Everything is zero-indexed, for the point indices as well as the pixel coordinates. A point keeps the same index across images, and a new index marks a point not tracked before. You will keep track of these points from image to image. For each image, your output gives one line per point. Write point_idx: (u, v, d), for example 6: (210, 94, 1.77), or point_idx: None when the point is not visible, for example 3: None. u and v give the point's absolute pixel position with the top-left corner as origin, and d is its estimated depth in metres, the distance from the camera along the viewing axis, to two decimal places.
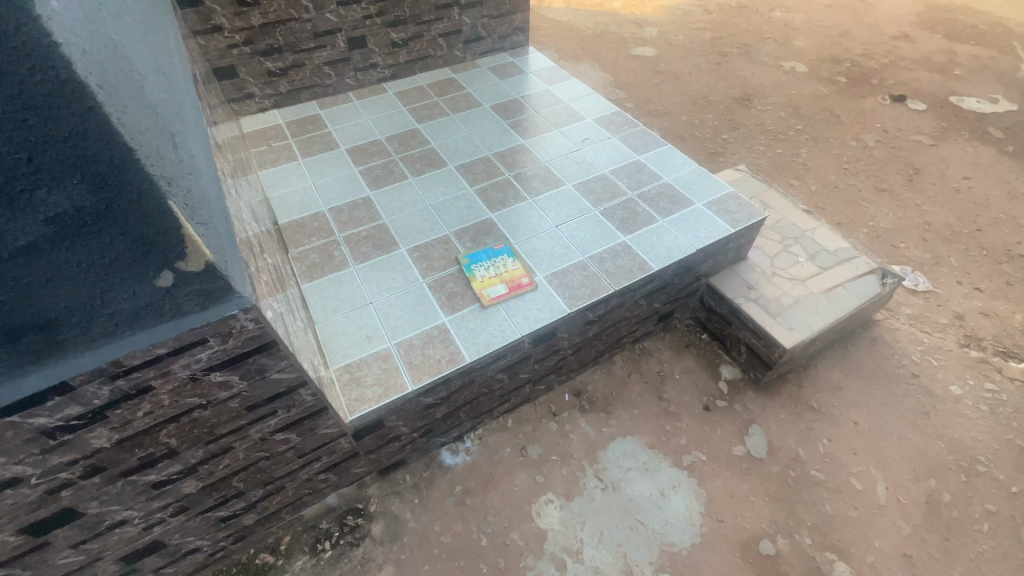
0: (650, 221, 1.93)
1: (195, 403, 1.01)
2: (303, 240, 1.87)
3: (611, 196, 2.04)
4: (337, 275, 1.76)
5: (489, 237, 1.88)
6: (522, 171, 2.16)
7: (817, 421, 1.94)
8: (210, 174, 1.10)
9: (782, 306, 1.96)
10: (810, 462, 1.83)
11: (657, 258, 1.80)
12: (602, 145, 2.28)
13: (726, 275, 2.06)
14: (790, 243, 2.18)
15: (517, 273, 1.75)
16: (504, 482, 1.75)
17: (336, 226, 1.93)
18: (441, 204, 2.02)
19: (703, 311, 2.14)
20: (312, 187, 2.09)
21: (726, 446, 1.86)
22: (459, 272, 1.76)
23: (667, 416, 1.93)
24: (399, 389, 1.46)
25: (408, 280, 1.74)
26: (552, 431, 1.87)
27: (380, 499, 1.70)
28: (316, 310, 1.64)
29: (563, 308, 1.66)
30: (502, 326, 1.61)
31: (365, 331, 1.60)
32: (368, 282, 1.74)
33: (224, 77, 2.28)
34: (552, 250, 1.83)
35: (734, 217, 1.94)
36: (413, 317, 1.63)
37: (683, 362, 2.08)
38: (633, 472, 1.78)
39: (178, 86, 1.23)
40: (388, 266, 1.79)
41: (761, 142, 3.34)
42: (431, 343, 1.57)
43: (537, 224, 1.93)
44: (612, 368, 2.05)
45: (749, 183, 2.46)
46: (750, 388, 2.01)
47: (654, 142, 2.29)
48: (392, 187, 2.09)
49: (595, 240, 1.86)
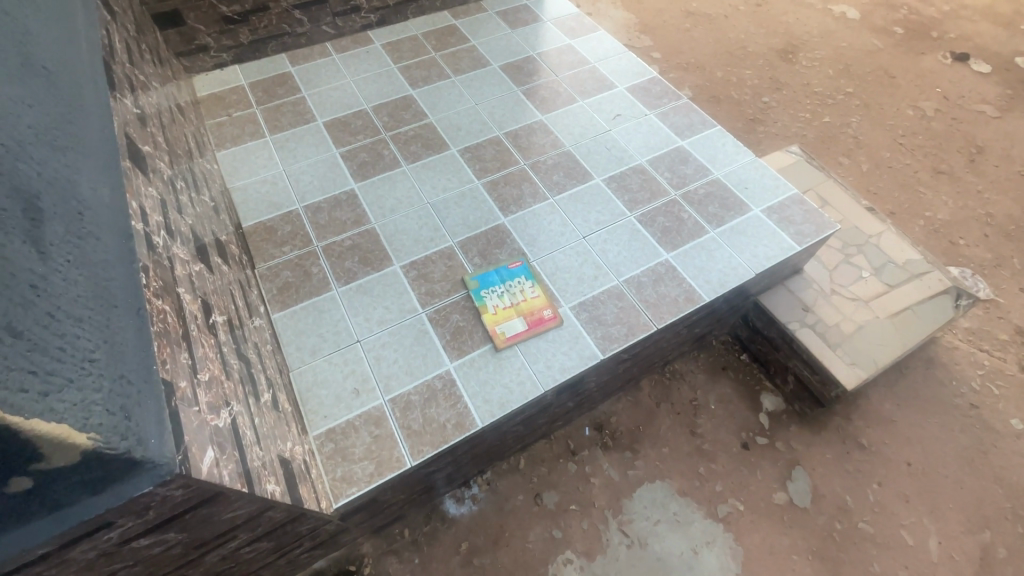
0: (698, 232, 1.58)
1: (117, 568, 0.73)
2: (274, 251, 1.52)
3: (650, 196, 1.68)
4: (315, 301, 1.43)
5: (501, 252, 1.53)
6: (541, 159, 1.77)
7: (866, 462, 1.72)
8: (112, 226, 0.76)
9: (842, 334, 1.68)
10: (858, 513, 1.63)
11: (708, 285, 1.47)
12: (637, 125, 1.88)
13: (778, 293, 1.76)
14: (851, 252, 1.86)
15: (537, 303, 1.42)
16: (517, 537, 1.54)
17: (313, 232, 1.57)
18: (442, 203, 1.64)
19: (745, 330, 1.85)
20: (283, 177, 1.71)
21: (766, 492, 1.65)
22: (465, 299, 1.43)
23: (700, 456, 1.70)
24: (395, 466, 1.18)
25: (402, 310, 1.41)
26: (571, 474, 1.64)
27: (375, 560, 1.48)
28: (290, 350, 1.33)
29: (594, 353, 1.35)
30: (520, 378, 1.31)
31: (351, 382, 1.29)
32: (353, 312, 1.41)
33: (168, 25, 1.81)
34: (580, 270, 1.49)
35: (801, 229, 1.60)
36: (409, 363, 1.32)
37: (719, 389, 1.82)
38: (663, 525, 1.58)
39: (68, 80, 0.85)
40: (378, 290, 1.45)
41: (806, 107, 2.91)
42: (434, 401, 1.27)
43: (559, 233, 1.58)
44: (639, 397, 1.80)
45: (804, 170, 2.09)
46: (794, 422, 1.77)
47: (700, 122, 1.89)
48: (382, 179, 1.70)
49: (632, 257, 1.52)
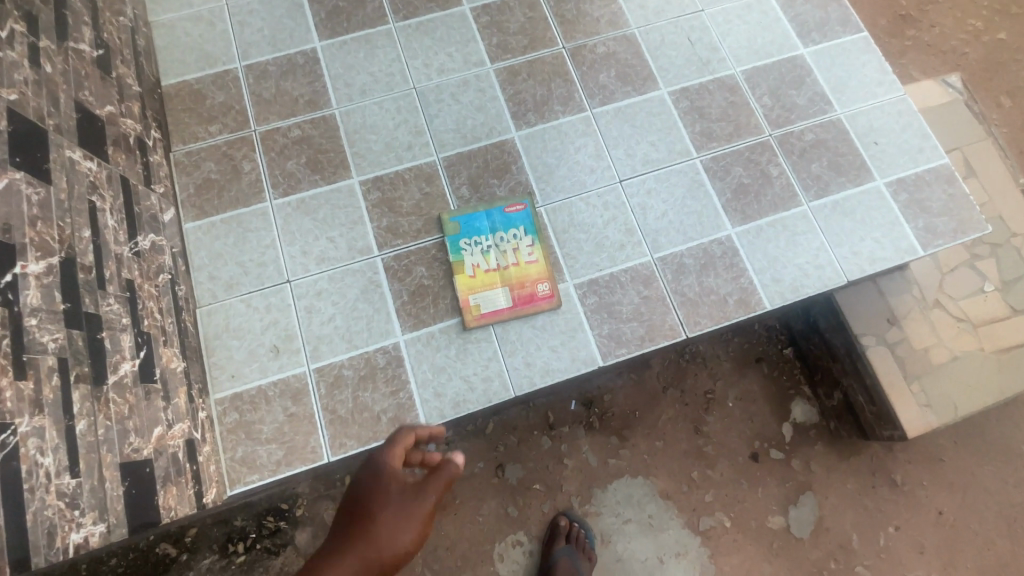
0: (785, 202, 1.10)
1: None
2: (198, 130, 1.14)
3: (732, 131, 1.15)
4: (240, 213, 1.07)
5: (500, 185, 1.09)
6: (588, 43, 1.21)
7: (891, 502, 1.44)
8: None
9: (926, 363, 1.29)
10: (860, 555, 1.40)
11: (776, 286, 1.05)
12: (743, 10, 1.26)
13: (861, 292, 1.33)
14: (981, 252, 1.37)
15: (532, 272, 1.04)
16: (467, 508, 1.38)
17: (252, 109, 1.15)
18: (433, 93, 1.16)
19: (801, 323, 1.46)
20: (224, 14, 1.22)
21: (762, 513, 1.41)
22: (439, 247, 1.05)
23: (698, 459, 1.44)
24: (307, 458, 0.94)
25: (352, 247, 1.04)
26: (543, 450, 1.42)
27: (309, 503, 1.36)
28: (200, 279, 1.03)
29: (592, 357, 1.00)
30: (487, 372, 0.99)
31: (271, 338, 1.00)
32: (288, 238, 1.05)
33: None
34: (603, 232, 1.07)
35: (933, 225, 1.11)
36: (346, 326, 1.00)
37: (745, 385, 1.49)
38: (633, 526, 1.39)
39: None
40: (325, 211, 1.07)
41: (982, 10, 2.05)
42: (371, 382, 0.98)
43: (588, 168, 1.11)
44: (646, 376, 1.49)
45: (958, 118, 1.48)
46: (822, 441, 1.46)
47: (840, 21, 1.26)
48: (358, 40, 1.19)
49: (681, 225, 1.08)
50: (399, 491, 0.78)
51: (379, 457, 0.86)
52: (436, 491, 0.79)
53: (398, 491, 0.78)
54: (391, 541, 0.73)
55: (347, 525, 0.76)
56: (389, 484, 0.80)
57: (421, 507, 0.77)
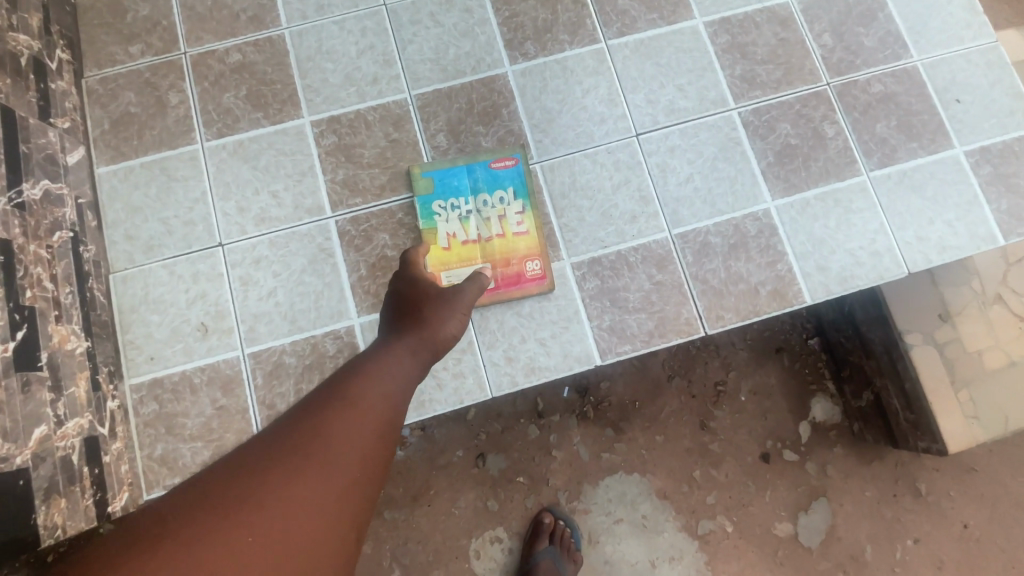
0: (840, 171, 0.89)
1: None
2: (116, 50, 0.91)
3: (782, 77, 0.92)
4: (165, 157, 0.87)
5: (487, 134, 0.88)
6: None
7: (911, 513, 1.30)
8: None
9: (976, 368, 1.12)
10: (872, 568, 1.28)
11: (820, 276, 0.85)
12: None
13: (911, 281, 1.13)
14: None
15: (520, 247, 0.84)
16: (443, 499, 1.25)
17: (183, 24, 0.92)
18: (408, 12, 0.92)
19: (833, 311, 1.27)
20: None
21: (768, 519, 1.28)
22: (407, 210, 0.85)
23: (702, 457, 1.29)
24: None
25: (300, 205, 0.85)
26: (530, 440, 1.27)
27: None
28: (115, 238, 0.84)
29: (587, 354, 0.82)
30: (460, 366, 0.82)
31: (198, 314, 0.82)
32: (222, 192, 0.85)
33: None
34: (610, 199, 0.86)
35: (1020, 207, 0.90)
36: (290, 303, 0.82)
37: (761, 378, 1.32)
38: (624, 526, 1.26)
39: None
40: (268, 159, 0.86)
41: None
42: (318, 373, 0.81)
43: (598, 117, 0.89)
44: (650, 363, 1.32)
45: None
46: (843, 443, 1.30)
47: None
48: None
49: (708, 195, 0.87)
50: (434, 292, 0.70)
51: (402, 270, 0.74)
52: (477, 290, 0.72)
53: (437, 293, 0.70)
54: (441, 331, 0.66)
55: (389, 330, 0.67)
56: (424, 287, 0.71)
57: (463, 302, 0.70)
